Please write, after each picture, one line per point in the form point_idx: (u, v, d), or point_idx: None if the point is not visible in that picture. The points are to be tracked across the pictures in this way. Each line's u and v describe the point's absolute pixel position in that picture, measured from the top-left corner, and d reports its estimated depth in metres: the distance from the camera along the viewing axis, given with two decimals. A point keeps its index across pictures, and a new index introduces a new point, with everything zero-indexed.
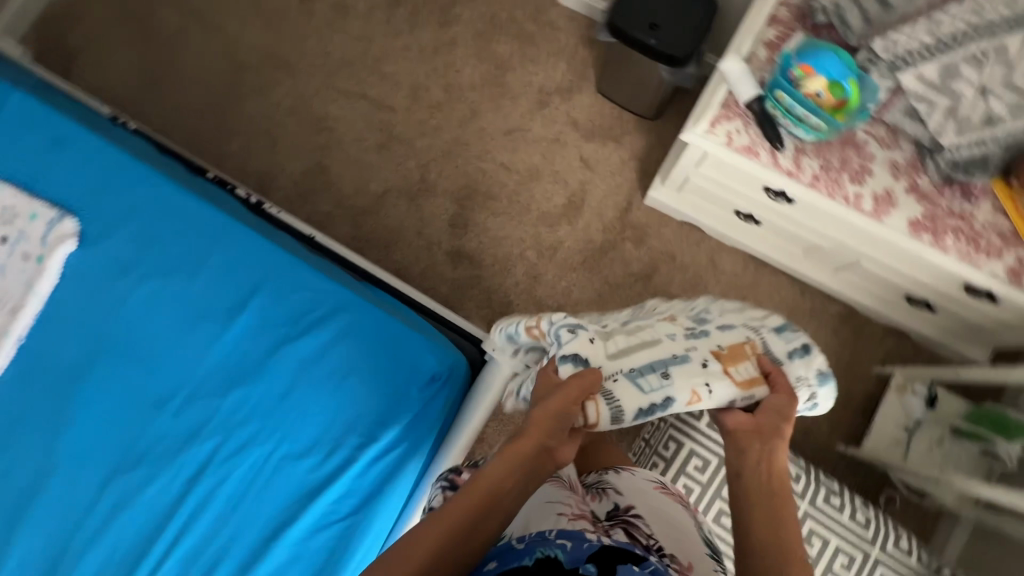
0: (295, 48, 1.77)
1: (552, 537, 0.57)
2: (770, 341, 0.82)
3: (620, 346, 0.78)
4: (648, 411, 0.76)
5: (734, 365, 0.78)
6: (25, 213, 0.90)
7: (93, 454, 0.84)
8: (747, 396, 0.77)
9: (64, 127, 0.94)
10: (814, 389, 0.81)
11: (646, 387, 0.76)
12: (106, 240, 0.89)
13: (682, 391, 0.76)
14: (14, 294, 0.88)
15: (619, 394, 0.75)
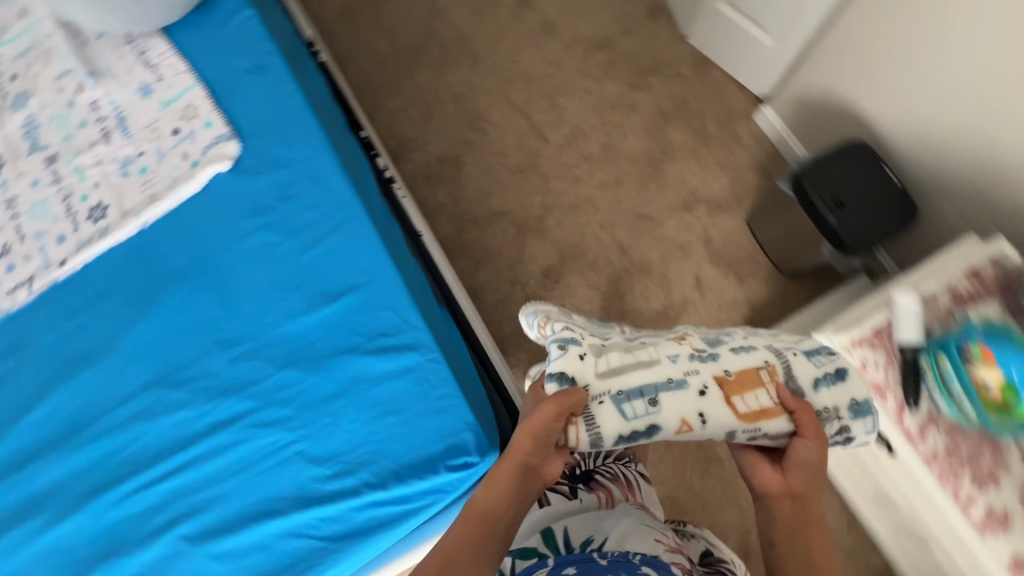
0: (488, 44, 1.80)
1: (636, 563, 0.57)
2: (795, 365, 0.71)
3: (611, 364, 0.68)
4: (631, 438, 0.66)
5: (742, 394, 0.67)
6: (202, 117, 0.96)
7: (151, 355, 0.89)
8: (753, 431, 0.65)
9: (267, 56, 0.99)
10: (847, 422, 0.69)
11: (630, 413, 0.65)
12: (252, 176, 0.94)
13: (670, 420, 0.66)
14: (159, 184, 0.94)
15: (601, 419, 0.65)
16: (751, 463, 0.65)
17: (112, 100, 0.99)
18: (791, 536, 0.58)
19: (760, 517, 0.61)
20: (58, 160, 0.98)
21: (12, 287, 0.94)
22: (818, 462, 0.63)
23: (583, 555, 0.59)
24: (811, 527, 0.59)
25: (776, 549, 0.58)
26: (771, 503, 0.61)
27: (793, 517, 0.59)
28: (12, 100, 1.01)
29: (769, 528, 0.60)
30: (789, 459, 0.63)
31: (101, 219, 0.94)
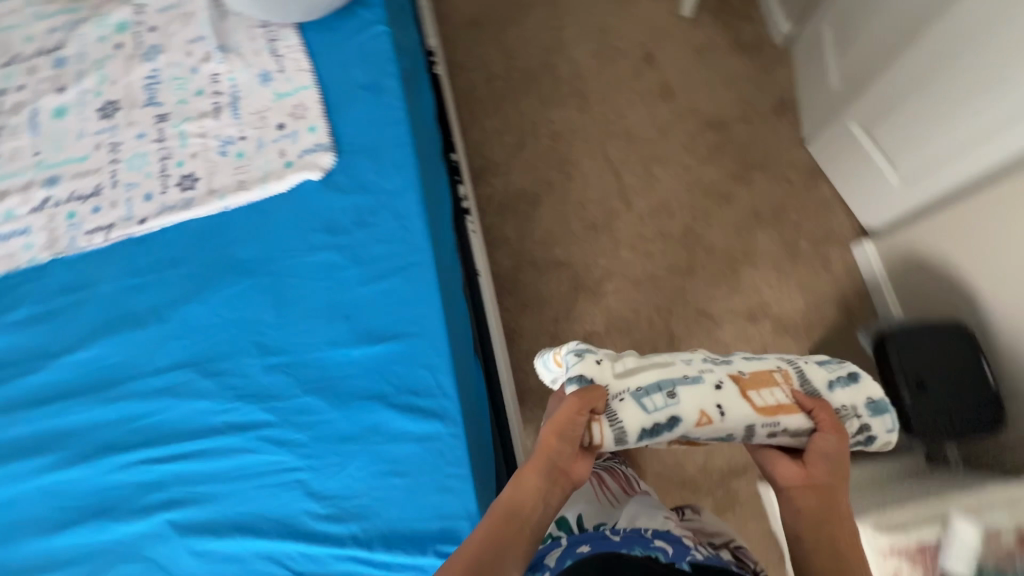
0: (601, 92, 1.75)
1: (649, 537, 0.73)
2: (808, 371, 0.83)
3: (628, 366, 0.80)
4: (654, 431, 0.76)
5: (757, 390, 0.79)
6: (309, 121, 0.97)
7: (194, 335, 0.91)
8: (772, 423, 0.77)
9: (387, 77, 0.98)
10: (866, 420, 0.80)
11: (651, 407, 0.76)
12: (337, 193, 0.93)
13: (690, 413, 0.76)
14: (250, 173, 0.96)
15: (621, 415, 0.75)
16: (773, 455, 0.75)
17: (232, 78, 1.01)
18: (817, 524, 0.67)
19: (785, 509, 0.71)
20: (167, 121, 1.01)
21: (94, 227, 0.98)
22: (838, 452, 0.73)
23: (598, 534, 0.74)
24: (838, 517, 0.68)
25: (803, 540, 0.66)
26: (794, 494, 0.71)
27: (817, 506, 0.68)
28: (145, 52, 1.05)
29: (795, 519, 0.69)
30: (810, 454, 0.73)
31: (189, 190, 0.97)
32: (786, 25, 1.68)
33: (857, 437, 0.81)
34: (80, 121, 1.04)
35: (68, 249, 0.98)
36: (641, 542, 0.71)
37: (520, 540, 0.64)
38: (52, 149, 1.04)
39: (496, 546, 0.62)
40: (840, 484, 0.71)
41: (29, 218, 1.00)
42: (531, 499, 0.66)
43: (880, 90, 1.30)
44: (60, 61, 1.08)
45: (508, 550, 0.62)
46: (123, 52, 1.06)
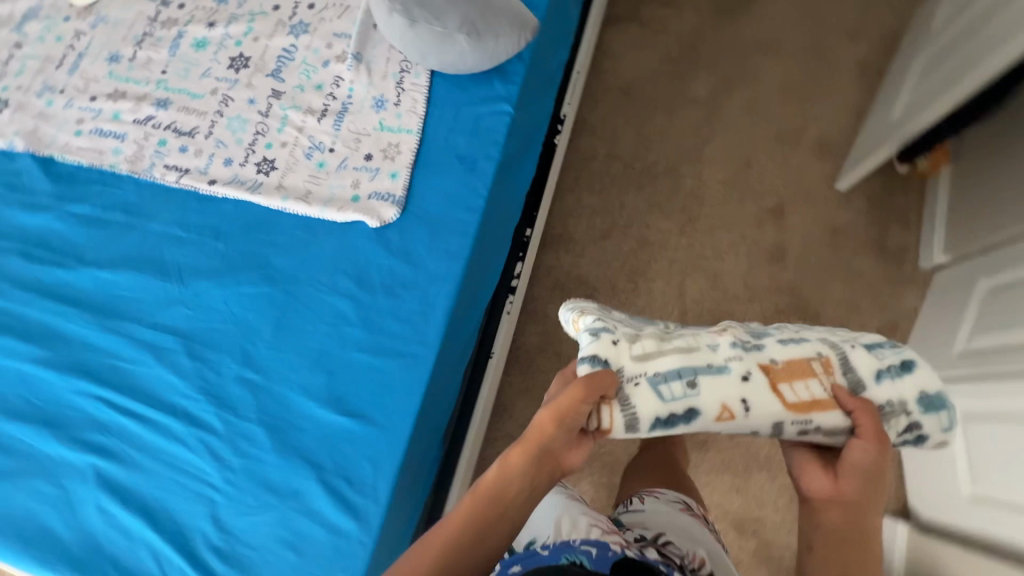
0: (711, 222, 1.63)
1: (576, 546, 0.73)
2: (853, 358, 0.72)
3: (645, 349, 0.73)
4: (669, 421, 0.71)
5: (790, 383, 0.71)
6: (394, 166, 0.95)
7: (198, 311, 0.93)
8: (804, 424, 0.71)
9: (485, 159, 0.94)
10: (916, 418, 0.72)
11: (667, 396, 0.71)
12: (382, 248, 0.91)
13: (711, 406, 0.71)
14: (320, 188, 0.96)
15: (635, 400, 0.71)
16: (801, 463, 0.75)
17: (351, 88, 1.01)
18: (836, 540, 0.69)
19: (807, 521, 0.72)
20: (279, 99, 1.02)
21: (173, 164, 1.02)
22: (872, 464, 0.70)
23: (528, 552, 0.71)
24: (861, 538, 0.69)
25: (816, 552, 0.69)
26: (818, 506, 0.72)
27: (838, 519, 0.70)
28: (293, 24, 1.07)
29: (813, 531, 0.71)
30: (840, 467, 0.72)
31: (264, 174, 0.99)
32: (941, 253, 1.45)
33: (903, 436, 0.73)
34: (211, 60, 1.08)
35: (144, 172, 1.03)
36: (566, 548, 0.71)
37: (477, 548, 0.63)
38: (177, 74, 1.08)
39: (477, 530, 0.63)
40: (870, 492, 0.71)
41: (129, 128, 1.06)
42: (513, 483, 0.66)
43: (988, 401, 1.12)
44: None
45: (487, 534, 0.64)
46: (277, 15, 1.09)
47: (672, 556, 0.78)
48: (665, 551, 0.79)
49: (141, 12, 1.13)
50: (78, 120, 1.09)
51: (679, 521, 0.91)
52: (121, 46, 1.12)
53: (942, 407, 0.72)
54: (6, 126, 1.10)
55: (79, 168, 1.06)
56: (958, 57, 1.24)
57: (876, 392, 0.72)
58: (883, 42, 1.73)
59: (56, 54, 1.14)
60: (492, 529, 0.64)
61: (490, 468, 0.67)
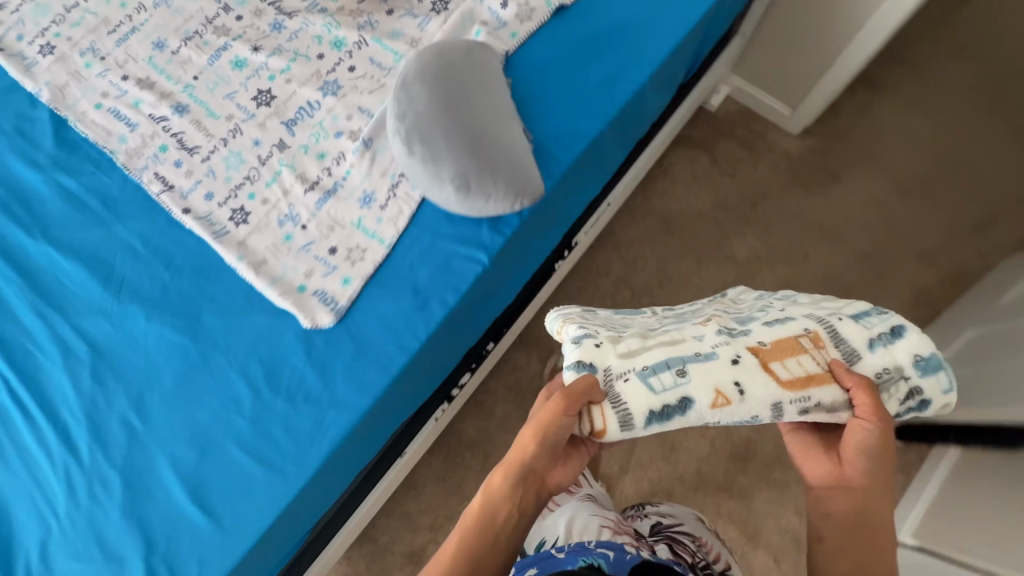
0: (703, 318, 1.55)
1: (593, 546, 0.70)
2: (842, 330, 0.75)
3: (631, 347, 0.75)
4: (664, 414, 0.70)
5: (781, 361, 0.72)
6: (351, 270, 0.92)
7: (120, 333, 0.94)
8: (804, 401, 0.70)
9: (438, 302, 0.89)
10: (915, 381, 0.72)
11: (658, 387, 0.70)
12: (304, 352, 0.89)
13: (704, 392, 0.70)
14: (275, 261, 0.94)
15: (626, 396, 0.70)
16: (805, 453, 0.73)
17: (349, 171, 0.98)
18: (846, 531, 0.65)
19: (815, 514, 0.68)
20: (281, 152, 1.01)
21: (163, 174, 1.03)
22: (878, 441, 0.68)
23: (544, 555, 0.70)
24: (869, 529, 0.65)
25: (824, 544, 0.66)
26: (825, 497, 0.68)
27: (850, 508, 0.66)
28: (328, 81, 1.05)
29: (821, 523, 0.67)
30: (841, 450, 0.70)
31: (234, 223, 0.97)
32: (909, 536, 1.18)
33: (906, 403, 0.74)
34: (241, 84, 1.07)
35: (136, 170, 1.03)
36: (582, 551, 0.68)
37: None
38: (205, 85, 1.08)
39: (472, 560, 0.62)
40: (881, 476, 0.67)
41: (143, 121, 1.07)
42: (503, 504, 0.65)
43: None
44: (278, 26, 1.10)
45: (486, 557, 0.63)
46: (318, 64, 1.06)
47: (683, 556, 0.80)
48: (675, 547, 0.82)
49: (202, 9, 1.13)
50: (103, 93, 1.10)
51: (694, 526, 0.93)
52: (170, 35, 1.12)
53: (936, 364, 0.73)
54: (41, 73, 1.12)
55: (84, 139, 1.07)
56: (1007, 361, 1.10)
57: (874, 365, 0.73)
58: (953, 279, 1.56)
59: (112, 19, 1.15)
60: (488, 559, 0.64)
61: (474, 497, 0.66)
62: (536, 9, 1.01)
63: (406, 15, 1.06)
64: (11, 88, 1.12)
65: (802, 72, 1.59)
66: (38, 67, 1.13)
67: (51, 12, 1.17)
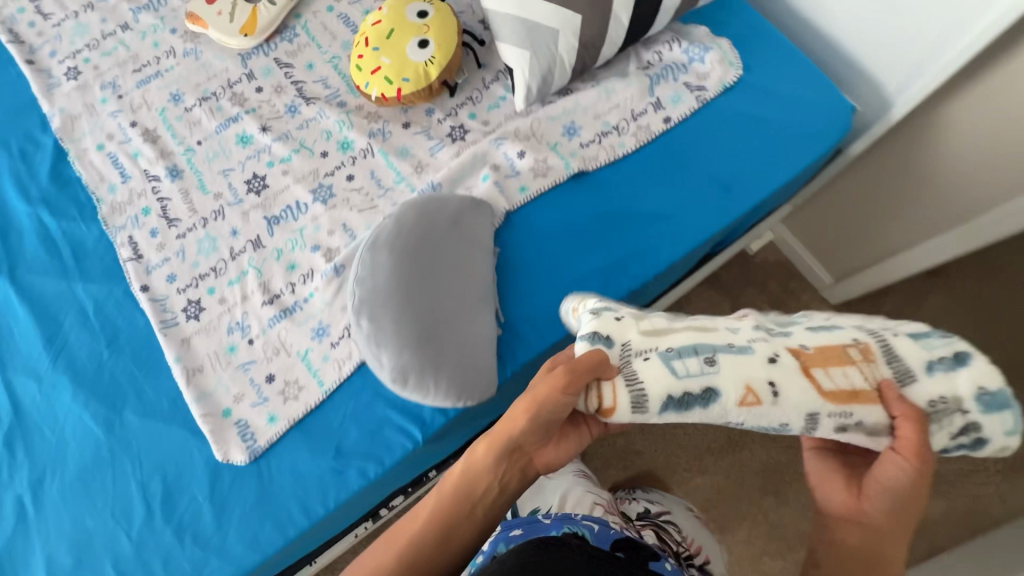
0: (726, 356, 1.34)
1: (579, 518, 0.74)
2: (897, 346, 0.62)
3: (655, 326, 0.67)
4: (684, 402, 0.61)
5: (823, 368, 0.61)
6: (280, 407, 0.86)
7: (45, 400, 0.91)
8: (845, 418, 0.60)
9: (357, 472, 0.82)
10: (973, 418, 0.59)
11: (680, 373, 0.61)
12: (209, 484, 0.83)
13: (732, 387, 0.60)
14: (211, 372, 0.89)
15: (642, 375, 0.62)
16: (820, 475, 0.68)
17: (312, 293, 0.92)
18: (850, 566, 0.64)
19: (824, 540, 0.66)
20: (254, 251, 0.96)
21: (136, 241, 0.99)
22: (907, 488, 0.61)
23: (531, 520, 0.73)
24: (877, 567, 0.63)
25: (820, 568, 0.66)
26: (837, 526, 0.66)
27: (858, 545, 0.64)
28: (322, 184, 0.99)
29: (823, 551, 0.66)
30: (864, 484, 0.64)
31: (185, 316, 0.93)
32: None
33: (959, 441, 0.61)
34: (239, 163, 1.03)
35: (113, 228, 1.01)
36: (570, 520, 0.71)
37: (442, 553, 0.67)
38: (206, 154, 1.04)
39: (444, 529, 0.68)
40: (900, 518, 0.63)
41: (136, 175, 1.04)
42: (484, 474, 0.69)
43: None
44: (293, 108, 1.05)
45: (458, 522, 0.69)
46: (319, 162, 1.00)
47: (668, 544, 0.86)
48: (660, 535, 0.88)
49: (227, 70, 1.09)
50: (109, 135, 1.08)
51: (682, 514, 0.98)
52: (189, 91, 1.08)
53: (999, 406, 0.59)
54: (60, 97, 1.11)
55: (78, 179, 1.05)
56: None
57: (922, 396, 0.60)
58: (958, 519, 1.33)
59: (141, 57, 1.13)
60: (460, 525, 0.69)
61: (458, 465, 0.71)
62: (553, 168, 0.92)
63: (421, 133, 0.99)
64: (30, 106, 1.11)
65: (852, 255, 1.38)
66: (59, 90, 1.12)
67: (88, 35, 1.16)
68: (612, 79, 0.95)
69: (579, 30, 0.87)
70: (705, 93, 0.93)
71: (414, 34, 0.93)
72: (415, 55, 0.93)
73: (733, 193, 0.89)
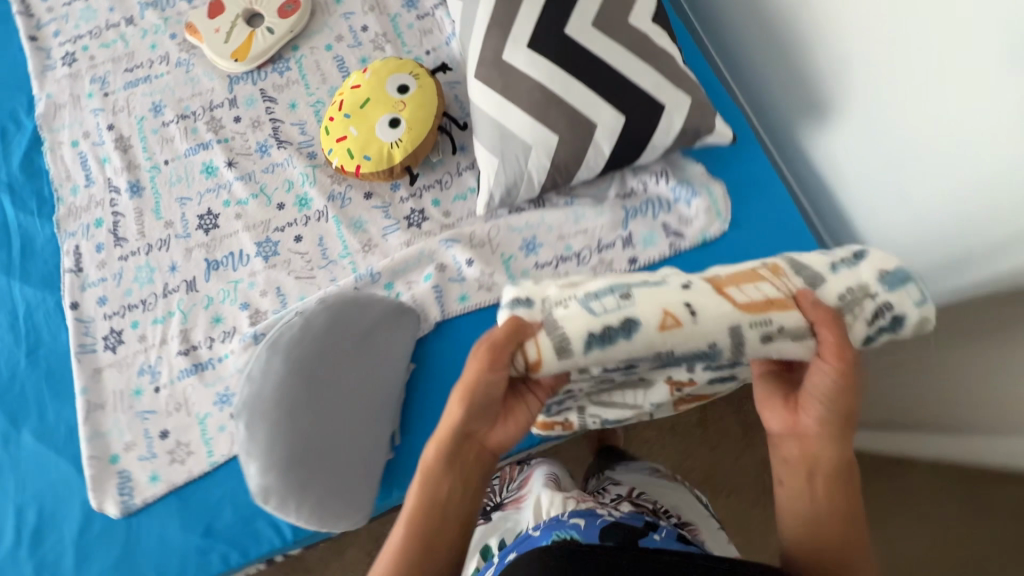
0: (677, 470, 1.23)
1: (566, 517, 0.67)
2: (801, 254, 0.54)
3: (574, 280, 0.55)
4: (607, 337, 0.49)
5: (739, 282, 0.50)
6: (164, 467, 0.84)
7: None
8: (768, 327, 0.49)
9: (219, 557, 0.80)
10: (886, 298, 0.51)
11: (598, 311, 0.49)
12: (79, 527, 0.83)
13: (654, 313, 0.49)
14: (112, 410, 0.88)
15: (562, 320, 0.50)
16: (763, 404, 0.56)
17: (227, 354, 0.89)
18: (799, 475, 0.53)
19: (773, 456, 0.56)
20: (186, 292, 0.93)
21: (80, 252, 0.98)
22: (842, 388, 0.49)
23: (525, 534, 0.68)
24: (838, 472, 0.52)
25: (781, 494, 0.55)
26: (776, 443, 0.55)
27: (803, 457, 0.53)
28: (269, 239, 0.95)
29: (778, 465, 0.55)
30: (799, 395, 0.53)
31: (104, 345, 0.92)
32: None
33: (879, 325, 0.52)
34: (197, 194, 1.00)
35: (63, 233, 1.00)
36: (555, 525, 0.65)
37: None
38: (169, 176, 1.01)
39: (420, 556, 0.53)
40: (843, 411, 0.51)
41: (98, 181, 1.03)
42: (442, 481, 0.55)
43: None
44: (263, 147, 1.01)
45: (435, 544, 0.54)
46: (273, 214, 0.96)
47: (645, 507, 0.77)
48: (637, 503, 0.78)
49: (213, 90, 1.06)
50: (85, 133, 1.06)
51: (653, 476, 0.90)
52: (170, 104, 1.06)
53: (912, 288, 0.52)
54: (50, 82, 1.10)
55: (47, 172, 1.05)
56: None
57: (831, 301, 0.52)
58: None
59: (136, 57, 1.10)
60: (439, 542, 0.54)
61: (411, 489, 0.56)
62: (498, 284, 0.85)
63: (379, 209, 0.93)
64: (22, 84, 1.11)
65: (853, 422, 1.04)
66: (52, 74, 1.10)
67: (93, 21, 1.13)
68: (586, 202, 0.87)
69: (553, 150, 0.79)
70: (681, 241, 0.85)
71: (388, 110, 0.88)
72: (384, 133, 0.87)
73: None
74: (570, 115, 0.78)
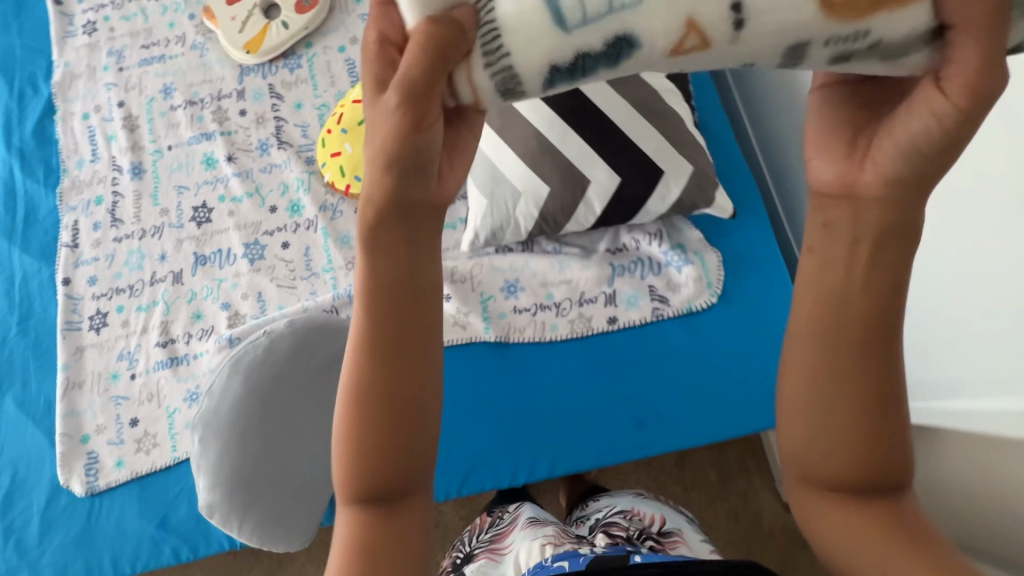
0: None
1: (550, 560, 0.64)
2: None
3: None
4: (581, 66, 0.32)
5: None
6: (131, 455, 0.87)
7: None
8: (854, 44, 0.31)
9: (170, 549, 0.83)
10: None
11: (572, 23, 0.31)
12: (46, 499, 0.87)
13: (663, 28, 0.31)
14: (90, 390, 0.91)
15: (518, 31, 0.31)
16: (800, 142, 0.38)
17: (203, 353, 0.90)
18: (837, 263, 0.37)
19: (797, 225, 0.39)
20: (173, 282, 0.95)
21: (78, 227, 1.00)
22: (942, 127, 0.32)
23: None
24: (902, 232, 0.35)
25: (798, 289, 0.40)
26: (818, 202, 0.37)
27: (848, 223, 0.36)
28: (258, 241, 0.95)
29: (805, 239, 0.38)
30: (871, 137, 0.34)
31: (90, 324, 0.94)
32: None
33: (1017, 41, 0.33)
34: (194, 185, 1.00)
35: (65, 206, 1.02)
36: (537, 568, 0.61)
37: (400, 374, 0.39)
38: (171, 162, 1.02)
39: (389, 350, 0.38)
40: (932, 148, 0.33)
41: (104, 157, 1.04)
42: (395, 254, 0.37)
43: None
44: (264, 146, 1.00)
45: (410, 332, 0.39)
46: (264, 216, 0.96)
47: (617, 536, 0.76)
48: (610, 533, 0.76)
49: (222, 78, 1.05)
50: (97, 107, 1.07)
51: (631, 499, 0.87)
52: (180, 88, 1.05)
53: None
54: (69, 50, 1.10)
55: (56, 141, 1.06)
56: None
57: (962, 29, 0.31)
58: None
59: (154, 34, 1.09)
60: (406, 320, 0.38)
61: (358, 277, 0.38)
62: (473, 324, 0.84)
63: None
64: (44, 49, 1.12)
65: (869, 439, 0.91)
66: (71, 41, 1.11)
67: None
68: (573, 253, 0.86)
69: (543, 202, 0.79)
70: (665, 308, 0.83)
71: None
72: None
73: (644, 431, 0.80)
74: (564, 169, 0.78)
